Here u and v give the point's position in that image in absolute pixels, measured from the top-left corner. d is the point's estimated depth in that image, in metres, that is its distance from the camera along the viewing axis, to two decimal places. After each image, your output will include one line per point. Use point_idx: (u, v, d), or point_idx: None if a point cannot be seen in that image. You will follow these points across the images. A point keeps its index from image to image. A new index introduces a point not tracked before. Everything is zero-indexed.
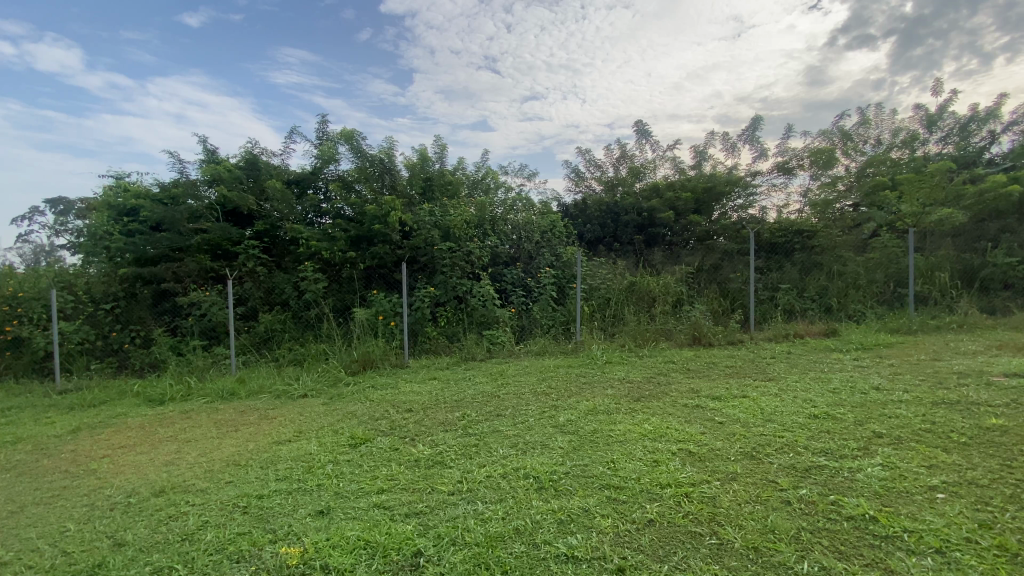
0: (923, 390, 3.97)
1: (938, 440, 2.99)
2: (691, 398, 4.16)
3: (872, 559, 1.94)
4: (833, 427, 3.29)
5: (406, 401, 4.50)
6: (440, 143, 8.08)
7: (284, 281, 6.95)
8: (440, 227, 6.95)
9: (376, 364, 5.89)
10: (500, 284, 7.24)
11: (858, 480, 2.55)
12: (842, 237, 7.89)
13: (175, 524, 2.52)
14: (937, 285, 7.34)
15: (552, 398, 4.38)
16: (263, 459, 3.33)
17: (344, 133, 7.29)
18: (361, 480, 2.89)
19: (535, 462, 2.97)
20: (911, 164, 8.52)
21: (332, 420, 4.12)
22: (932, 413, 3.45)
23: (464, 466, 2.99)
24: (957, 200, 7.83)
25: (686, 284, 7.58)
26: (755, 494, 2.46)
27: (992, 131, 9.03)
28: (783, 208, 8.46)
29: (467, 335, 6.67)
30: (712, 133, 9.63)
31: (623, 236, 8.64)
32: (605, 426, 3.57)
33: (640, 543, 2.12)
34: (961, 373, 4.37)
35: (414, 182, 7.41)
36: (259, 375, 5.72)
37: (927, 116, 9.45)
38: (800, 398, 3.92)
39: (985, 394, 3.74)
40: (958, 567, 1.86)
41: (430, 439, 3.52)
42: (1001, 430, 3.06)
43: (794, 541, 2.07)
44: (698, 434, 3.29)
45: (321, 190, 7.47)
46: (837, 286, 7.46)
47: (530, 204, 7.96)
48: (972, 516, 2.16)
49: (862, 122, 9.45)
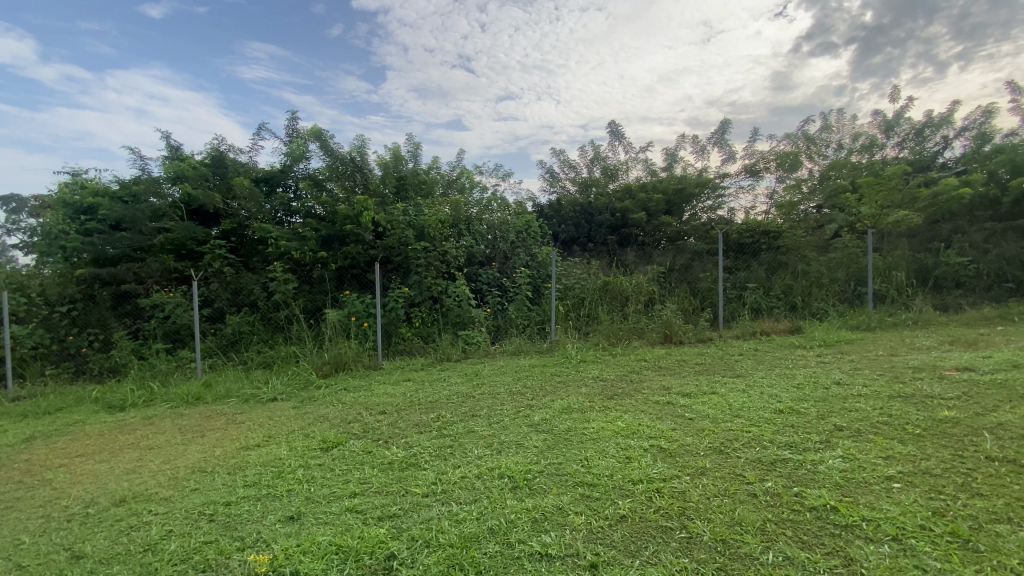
0: (880, 384, 4.15)
1: (894, 432, 3.13)
2: (661, 394, 4.26)
3: (832, 548, 2.02)
4: (797, 421, 3.41)
5: (380, 402, 4.46)
6: (414, 142, 8.02)
7: (252, 282, 6.76)
8: (414, 227, 6.88)
9: (349, 366, 5.80)
10: (476, 284, 7.23)
11: (819, 472, 2.65)
12: (806, 237, 8.15)
13: (136, 535, 2.43)
14: (894, 284, 7.67)
15: (526, 398, 4.39)
16: (229, 466, 3.24)
17: (313, 131, 7.14)
18: (334, 484, 2.84)
19: (509, 462, 2.97)
20: (870, 168, 8.85)
21: (303, 424, 4.05)
22: (889, 406, 3.61)
23: (438, 467, 2.98)
24: (913, 202, 8.16)
25: (657, 284, 7.69)
26: (722, 488, 2.52)
27: (945, 137, 9.48)
28: (750, 209, 8.71)
29: (442, 335, 6.64)
30: (682, 136, 9.85)
31: (597, 237, 8.74)
32: (579, 424, 3.61)
33: (611, 539, 2.15)
34: (916, 369, 4.58)
35: (387, 182, 7.32)
36: (226, 378, 5.56)
37: (884, 122, 9.86)
38: (766, 394, 4.04)
39: (938, 388, 3.94)
40: (913, 553, 1.95)
41: (404, 440, 3.48)
42: (953, 422, 3.22)
43: (760, 533, 2.13)
44: (669, 431, 3.36)
45: (291, 189, 7.32)
46: (801, 285, 7.71)
47: (504, 204, 7.96)
48: (926, 505, 2.27)
49: (825, 127, 9.79)
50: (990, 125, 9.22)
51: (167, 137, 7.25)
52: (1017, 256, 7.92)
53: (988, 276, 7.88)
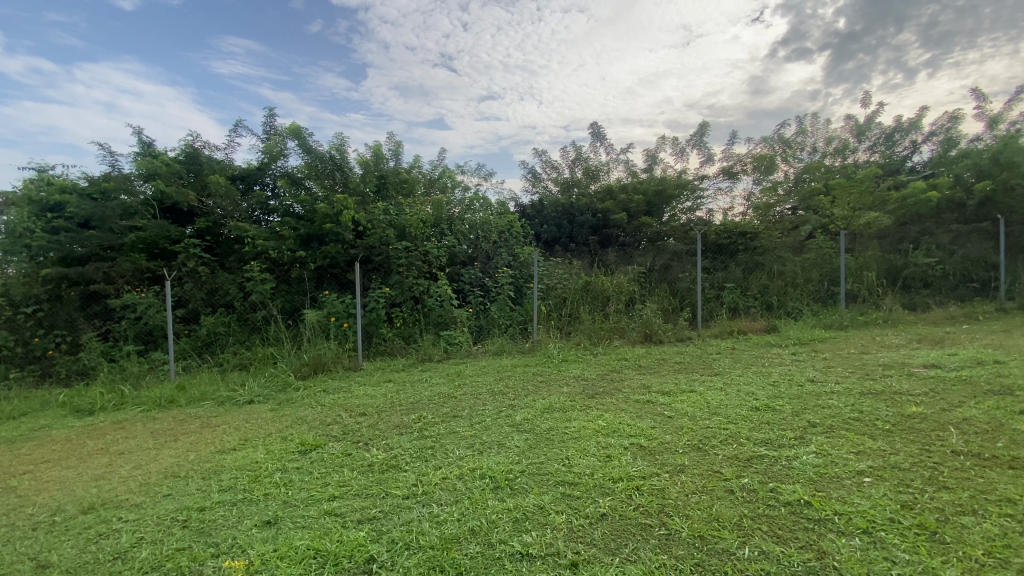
0: (852, 382, 4.27)
1: (866, 428, 3.22)
2: (642, 393, 4.30)
3: (806, 542, 2.06)
4: (772, 418, 3.49)
5: (360, 404, 4.40)
6: (395, 140, 7.95)
7: (228, 282, 6.61)
8: (395, 226, 6.82)
9: (328, 367, 5.72)
10: (458, 284, 7.21)
11: (794, 467, 2.71)
12: (781, 238, 8.34)
13: (106, 542, 2.35)
14: (865, 283, 7.90)
15: (508, 397, 4.39)
16: (204, 470, 3.16)
17: (291, 128, 7.02)
18: (312, 487, 2.79)
19: (491, 462, 2.97)
20: (843, 171, 9.09)
21: (281, 426, 3.97)
22: (860, 403, 3.71)
23: (419, 469, 2.96)
24: (883, 204, 8.40)
25: (638, 284, 7.77)
26: (700, 485, 2.56)
27: (913, 142, 9.79)
28: (728, 211, 8.87)
29: (424, 335, 6.59)
30: (663, 137, 9.97)
31: (578, 237, 8.81)
32: (560, 424, 3.62)
33: (592, 537, 2.16)
34: (886, 366, 4.72)
35: (368, 181, 7.23)
36: (200, 381, 5.42)
37: (856, 127, 10.15)
38: (743, 392, 4.11)
39: (906, 385, 4.07)
40: (883, 545, 2.01)
41: (384, 442, 3.45)
42: (920, 418, 3.33)
43: (736, 528, 2.17)
44: (649, 429, 3.40)
45: (268, 187, 7.18)
46: (777, 285, 7.88)
47: (487, 203, 7.95)
48: (895, 498, 2.34)
49: (800, 130, 10.02)
50: (956, 131, 9.55)
51: (138, 133, 7.04)
52: (981, 257, 8.23)
53: (954, 276, 8.17)
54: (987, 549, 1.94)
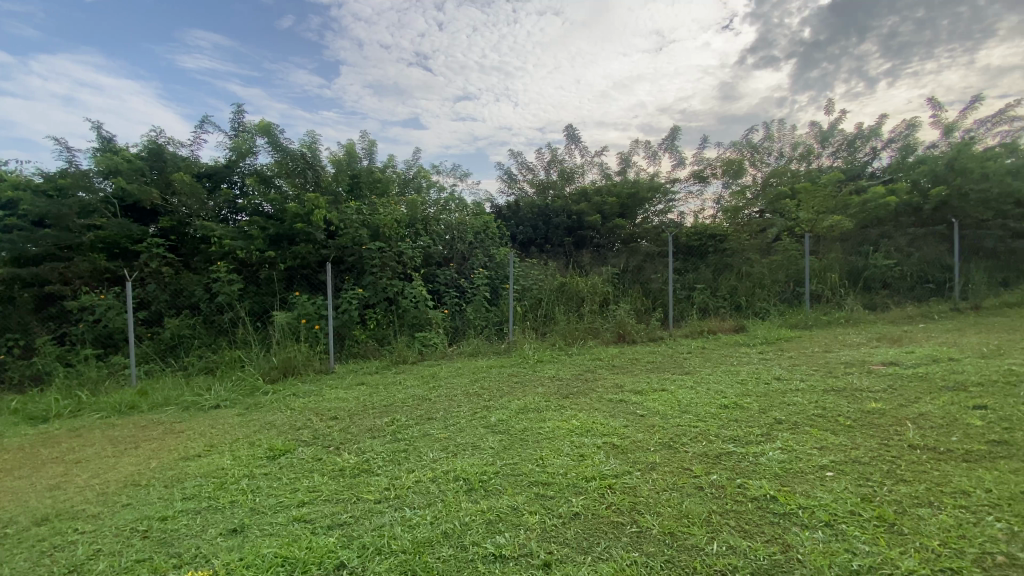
0: (816, 379, 4.42)
1: (828, 424, 3.34)
2: (615, 392, 4.35)
3: (771, 536, 2.12)
4: (740, 415, 3.58)
5: (332, 407, 4.32)
6: (369, 139, 7.85)
7: (193, 283, 6.40)
8: (368, 226, 6.72)
9: (298, 370, 5.59)
10: (433, 285, 7.15)
11: (760, 463, 2.78)
12: (749, 240, 8.57)
13: (60, 555, 2.24)
14: (829, 284, 8.19)
15: (483, 399, 4.39)
16: (167, 478, 3.05)
17: (261, 125, 6.85)
18: (280, 493, 2.73)
19: (465, 464, 2.95)
20: (808, 175, 9.41)
21: (248, 431, 3.87)
22: (823, 399, 3.84)
23: (391, 472, 2.92)
24: (846, 208, 8.72)
25: (612, 284, 7.87)
26: (671, 482, 2.61)
27: (874, 148, 10.19)
28: (699, 214, 9.07)
29: (398, 337, 6.51)
30: (636, 141, 10.12)
31: (554, 238, 8.87)
32: (535, 424, 3.63)
33: (565, 537, 2.18)
34: (847, 364, 4.90)
35: (340, 180, 7.11)
36: (164, 385, 5.23)
37: (820, 133, 10.52)
38: (712, 390, 4.21)
39: (866, 382, 4.24)
40: (844, 538, 2.09)
41: (356, 446, 3.40)
42: (879, 414, 3.47)
43: (705, 524, 2.22)
44: (622, 428, 3.44)
45: (236, 185, 6.99)
46: (745, 286, 8.09)
47: (462, 204, 7.91)
48: (856, 491, 2.43)
49: (767, 136, 10.32)
50: (913, 138, 9.98)
51: (97, 128, 6.76)
52: (937, 259, 8.61)
53: (911, 277, 8.53)
54: (942, 540, 2.03)
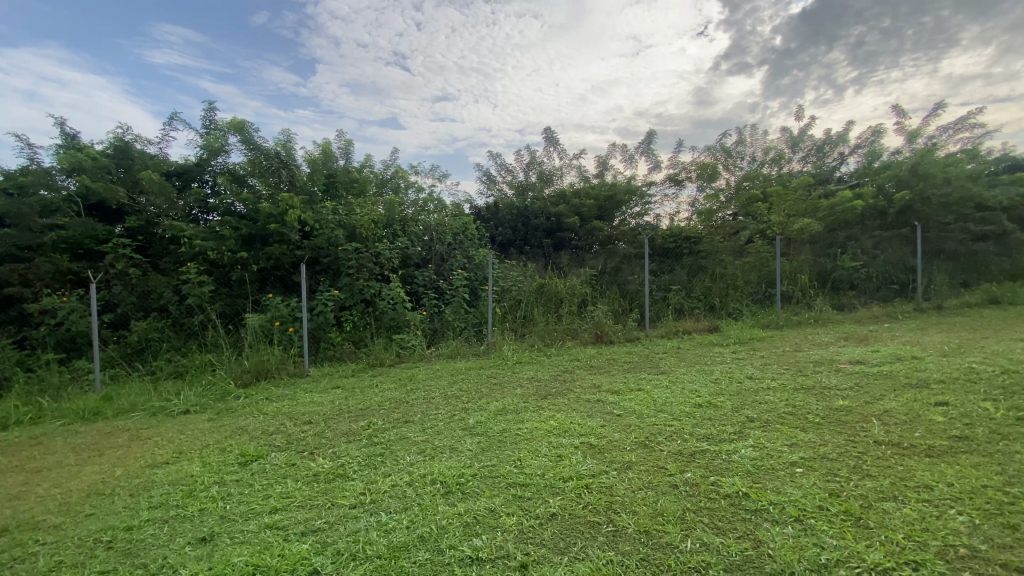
0: (787, 378, 4.54)
1: (798, 421, 3.43)
2: (592, 393, 4.39)
3: (743, 532, 2.17)
4: (714, 414, 3.65)
5: (306, 412, 4.24)
6: (345, 139, 7.75)
7: (162, 285, 6.21)
8: (344, 227, 6.62)
9: (272, 374, 5.47)
10: (411, 286, 7.09)
11: (733, 461, 2.84)
12: (723, 243, 8.75)
13: (17, 569, 2.15)
14: (799, 285, 8.42)
15: (462, 401, 4.36)
16: (133, 486, 2.95)
17: (233, 123, 6.69)
18: (252, 500, 2.66)
19: (442, 467, 2.93)
20: (779, 179, 9.67)
21: (220, 437, 3.77)
22: (793, 397, 3.94)
23: (367, 477, 2.88)
24: (815, 211, 8.99)
25: (590, 286, 7.94)
26: (647, 481, 2.64)
27: (841, 153, 10.53)
28: (674, 216, 9.23)
29: (375, 339, 6.43)
30: (613, 144, 10.24)
31: (533, 240, 8.90)
32: (513, 425, 3.63)
33: (542, 538, 2.18)
34: (817, 362, 5.05)
35: (315, 179, 6.99)
36: (130, 390, 5.06)
37: (790, 138, 10.81)
38: (687, 390, 4.28)
39: (834, 380, 4.38)
40: (813, 532, 2.15)
41: (331, 450, 3.34)
42: (847, 411, 3.58)
43: (679, 522, 2.25)
44: (599, 427, 3.47)
45: (208, 184, 6.81)
46: (719, 287, 8.26)
47: (441, 204, 7.87)
48: (824, 487, 2.50)
49: (740, 140, 10.56)
50: (878, 144, 10.35)
51: (61, 124, 6.51)
52: (901, 261, 8.93)
53: (877, 278, 8.83)
54: (906, 533, 2.10)
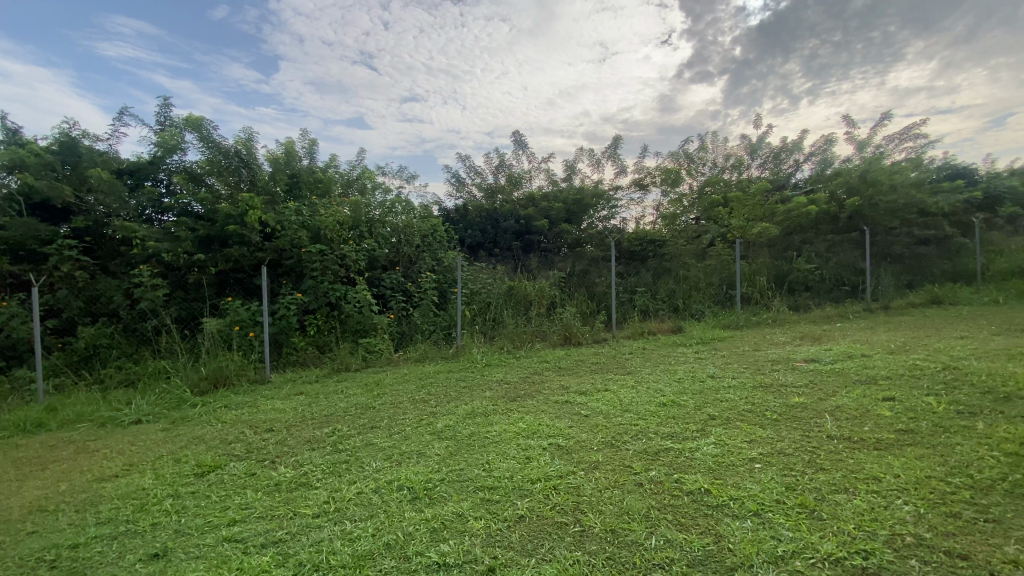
0: (746, 376, 4.71)
1: (757, 418, 3.56)
2: (561, 394, 4.42)
3: (705, 527, 2.23)
4: (677, 412, 3.74)
5: (268, 419, 4.11)
6: (310, 138, 7.58)
7: (113, 288, 5.92)
8: (308, 228, 6.46)
9: (231, 381, 5.28)
10: (378, 289, 6.98)
11: (695, 458, 2.92)
12: (686, 246, 8.99)
13: None
14: (757, 287, 8.73)
15: (430, 405, 4.32)
16: (78, 502, 2.78)
17: (190, 120, 6.43)
18: (209, 512, 2.56)
19: (409, 472, 2.90)
20: (739, 185, 10.02)
21: (175, 447, 3.61)
22: (752, 395, 4.08)
23: (331, 485, 2.81)
24: (773, 216, 9.36)
25: (559, 288, 8.01)
26: (613, 480, 2.68)
27: (797, 161, 11.00)
28: (640, 220, 9.43)
29: (340, 343, 6.29)
30: (581, 148, 10.38)
31: (502, 242, 8.92)
32: (481, 428, 3.62)
33: (509, 540, 2.18)
34: (774, 361, 5.26)
35: (278, 179, 6.79)
36: (76, 400, 4.78)
37: (750, 145, 11.22)
38: (651, 389, 4.38)
39: (791, 377, 4.57)
40: (770, 525, 2.23)
41: (293, 459, 3.25)
42: (802, 407, 3.74)
43: (644, 520, 2.30)
44: (566, 428, 3.51)
45: (163, 183, 6.52)
46: (683, 288, 8.47)
47: (409, 206, 7.78)
48: (780, 481, 2.61)
49: (702, 146, 10.89)
50: (830, 152, 10.85)
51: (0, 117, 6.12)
52: (851, 263, 9.39)
53: (830, 280, 9.24)
54: (857, 523, 2.21)
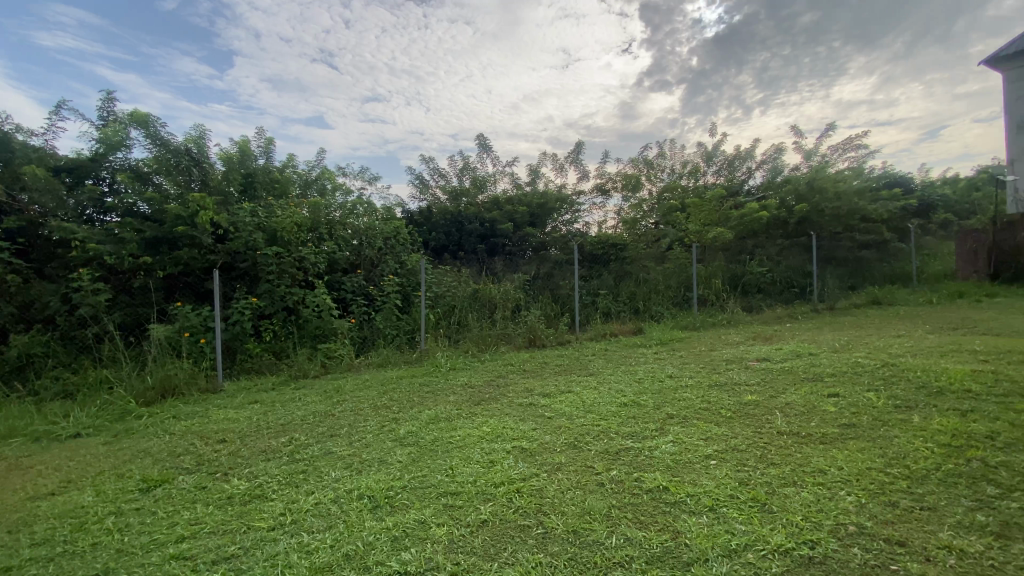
0: (703, 375, 4.87)
1: (713, 416, 3.69)
2: (525, 397, 4.45)
3: (663, 524, 2.29)
4: (638, 412, 3.83)
5: (221, 430, 3.94)
6: (266, 137, 7.34)
7: (48, 294, 5.54)
8: (264, 230, 6.26)
9: (180, 390, 5.04)
10: (338, 293, 6.82)
11: (654, 457, 3.00)
12: (646, 249, 9.21)
13: None
14: (713, 289, 9.06)
15: (392, 411, 4.26)
16: (8, 523, 2.59)
17: (136, 115, 6.12)
18: (156, 529, 2.43)
19: (370, 481, 2.84)
20: (696, 191, 10.37)
21: (118, 462, 3.41)
22: (708, 394, 4.23)
23: (288, 496, 2.72)
24: (727, 221, 9.73)
25: (523, 291, 8.04)
26: (575, 481, 2.71)
27: (749, 168, 11.48)
28: (602, 224, 9.61)
29: (298, 349, 6.11)
30: (544, 153, 10.50)
31: (466, 245, 8.89)
32: (445, 433, 3.59)
33: (472, 546, 2.18)
34: (729, 360, 5.47)
35: (231, 179, 6.55)
36: (6, 414, 4.45)
37: (705, 152, 11.64)
38: (613, 390, 4.46)
39: (744, 376, 4.76)
40: (724, 520, 2.31)
41: (247, 470, 3.12)
42: (755, 405, 3.89)
43: (605, 519, 2.34)
44: (530, 431, 3.53)
45: (105, 181, 6.15)
46: (643, 291, 8.68)
47: (371, 208, 7.64)
48: (735, 476, 2.71)
49: (661, 153, 11.22)
50: (780, 160, 11.39)
51: None
52: (800, 266, 9.87)
53: (780, 282, 9.68)
54: (804, 515, 2.32)
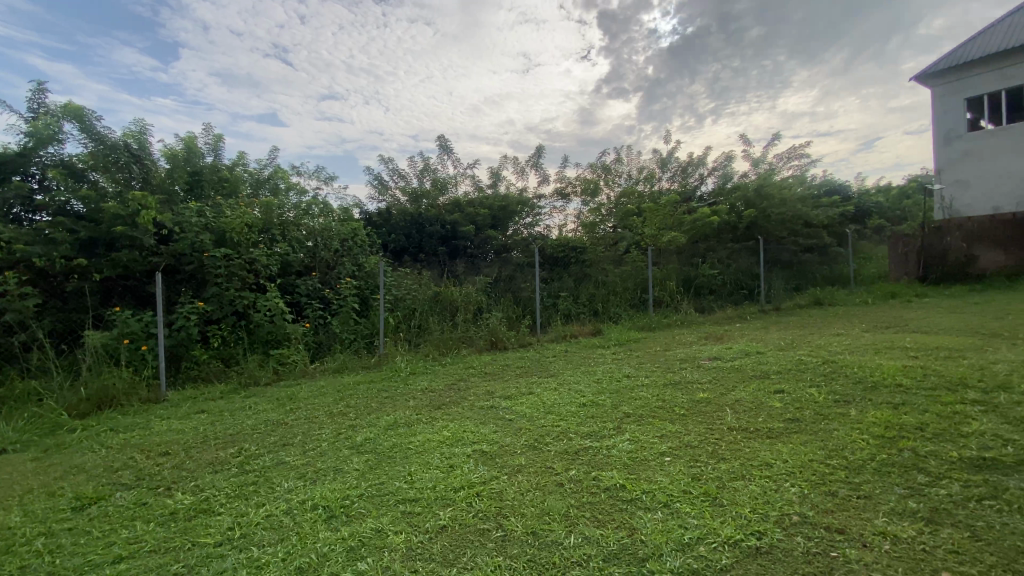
0: (659, 375, 5.02)
1: (668, 414, 3.80)
2: (486, 399, 4.45)
3: (620, 522, 2.34)
4: (597, 412, 3.91)
5: (164, 442, 3.72)
6: (215, 133, 7.04)
7: None
8: (212, 230, 6.01)
9: (119, 401, 4.74)
10: (293, 296, 6.60)
11: (612, 455, 3.06)
12: (605, 253, 9.39)
13: None
14: (668, 291, 9.36)
15: (349, 417, 4.16)
16: None
17: (69, 108, 5.72)
18: (91, 549, 2.28)
19: (325, 490, 2.76)
20: (652, 196, 10.69)
21: (47, 479, 3.16)
22: (663, 393, 4.36)
23: (237, 509, 2.61)
24: (682, 225, 10.07)
25: (485, 293, 8.02)
26: (535, 482, 2.74)
27: (702, 174, 11.93)
28: (563, 227, 9.74)
29: (249, 355, 5.87)
30: (505, 155, 10.53)
31: (427, 247, 8.80)
32: (403, 439, 3.54)
33: (431, 552, 2.16)
34: (683, 360, 5.65)
35: (176, 177, 6.29)
36: None
37: (661, 159, 12.01)
38: (572, 390, 4.53)
39: (697, 374, 4.94)
40: (678, 515, 2.39)
41: (193, 484, 2.97)
42: (707, 402, 4.05)
43: (564, 519, 2.37)
44: (490, 434, 3.53)
45: (34, 178, 5.71)
46: (602, 293, 8.86)
47: (327, 208, 7.45)
48: (688, 472, 2.81)
49: (619, 158, 11.48)
50: (730, 167, 11.89)
51: None
52: (749, 269, 10.34)
53: (730, 284, 10.10)
54: (751, 507, 2.43)
